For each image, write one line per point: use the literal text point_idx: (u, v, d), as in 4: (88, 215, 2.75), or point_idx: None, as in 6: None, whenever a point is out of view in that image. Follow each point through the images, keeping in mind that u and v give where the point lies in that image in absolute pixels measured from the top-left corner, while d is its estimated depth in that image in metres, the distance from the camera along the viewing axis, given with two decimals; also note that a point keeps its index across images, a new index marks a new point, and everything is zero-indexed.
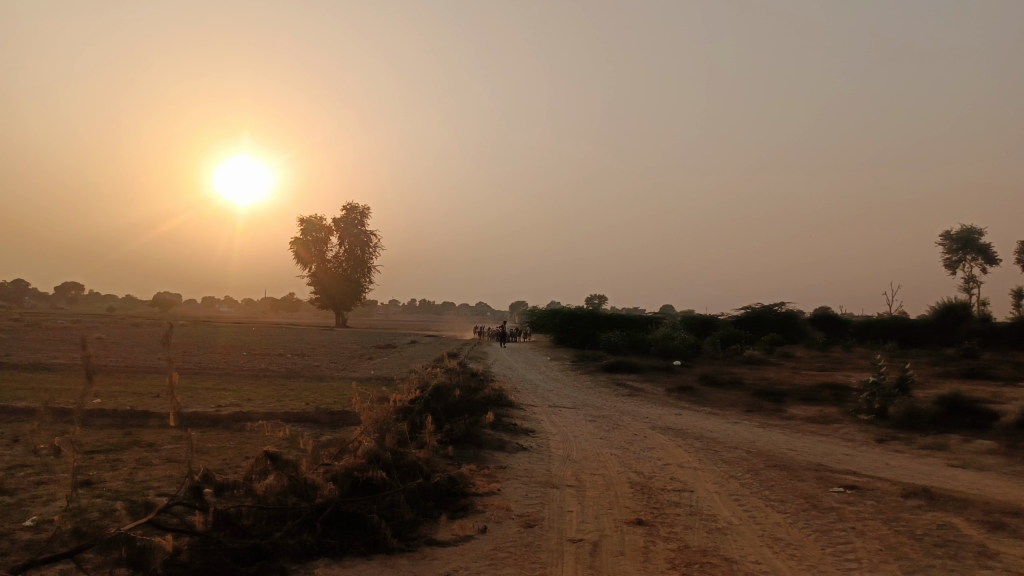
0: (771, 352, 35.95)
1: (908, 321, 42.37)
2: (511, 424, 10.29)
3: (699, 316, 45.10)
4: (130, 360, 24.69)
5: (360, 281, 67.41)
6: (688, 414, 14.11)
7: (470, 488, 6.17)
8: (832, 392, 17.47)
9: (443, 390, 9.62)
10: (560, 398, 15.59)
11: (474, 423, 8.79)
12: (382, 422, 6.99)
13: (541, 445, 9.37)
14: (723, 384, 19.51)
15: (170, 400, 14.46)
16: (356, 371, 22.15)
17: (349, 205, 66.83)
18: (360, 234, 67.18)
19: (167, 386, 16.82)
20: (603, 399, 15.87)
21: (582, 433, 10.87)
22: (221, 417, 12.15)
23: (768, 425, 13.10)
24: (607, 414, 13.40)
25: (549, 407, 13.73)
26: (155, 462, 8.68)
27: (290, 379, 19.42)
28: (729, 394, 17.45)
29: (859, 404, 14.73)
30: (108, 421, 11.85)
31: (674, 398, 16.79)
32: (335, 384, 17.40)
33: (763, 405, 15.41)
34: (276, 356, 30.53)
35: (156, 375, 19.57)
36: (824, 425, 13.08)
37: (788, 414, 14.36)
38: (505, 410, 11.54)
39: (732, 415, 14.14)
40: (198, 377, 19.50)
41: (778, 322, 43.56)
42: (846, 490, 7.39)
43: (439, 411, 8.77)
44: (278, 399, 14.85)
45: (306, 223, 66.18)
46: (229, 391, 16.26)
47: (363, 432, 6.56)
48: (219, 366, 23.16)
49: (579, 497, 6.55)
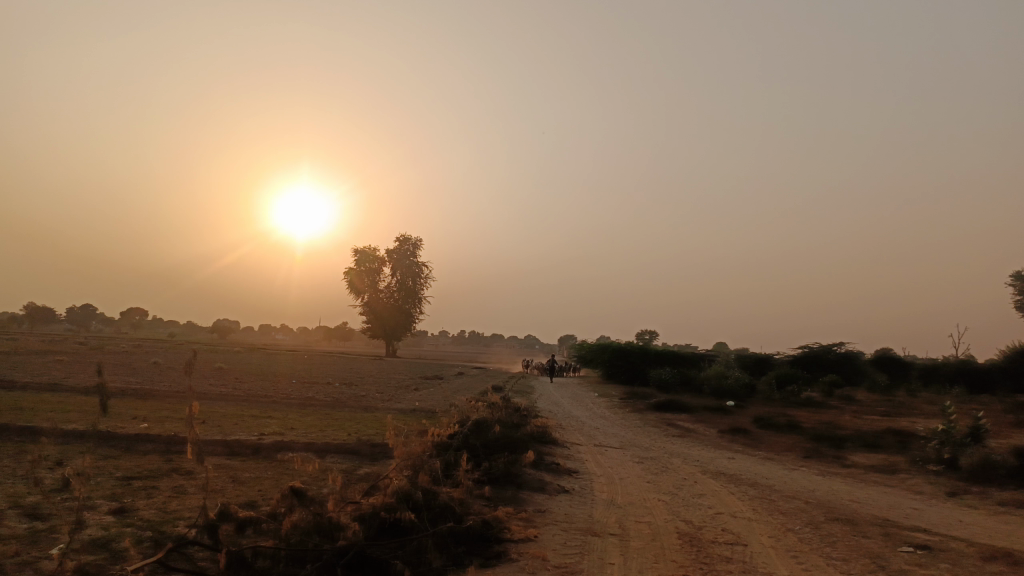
0: (829, 394, 34.56)
1: (976, 364, 40.33)
2: (553, 464, 9.89)
3: (754, 355, 43.80)
4: (181, 386, 25.08)
5: (410, 311, 67.88)
6: (741, 458, 13.44)
7: (504, 534, 5.80)
8: (897, 438, 16.50)
9: (483, 426, 9.31)
10: (606, 437, 15.08)
11: (514, 462, 8.45)
12: (416, 459, 6.71)
13: (585, 487, 8.95)
14: (778, 426, 18.67)
15: (214, 427, 14.50)
16: (401, 402, 22.01)
17: (402, 236, 67.73)
18: (412, 265, 67.88)
19: (213, 413, 16.91)
20: (652, 439, 15.30)
21: (628, 476, 10.38)
22: (260, 446, 12.05)
23: (828, 473, 12.35)
24: (656, 455, 12.85)
25: (594, 446, 13.27)
26: (190, 491, 8.58)
27: (334, 408, 19.37)
28: (785, 438, 16.66)
29: (927, 453, 13.81)
30: (151, 446, 11.88)
31: (726, 440, 16.09)
32: (378, 415, 17.27)
33: (822, 451, 14.61)
34: (323, 385, 30.68)
35: (205, 401, 19.76)
36: (889, 475, 12.26)
37: (850, 461, 13.55)
38: (548, 449, 11.14)
39: (789, 461, 13.42)
40: (245, 403, 19.61)
41: (837, 363, 41.98)
42: (917, 550, 6.76)
43: (477, 448, 8.46)
44: (320, 429, 14.74)
45: (360, 254, 67.29)
46: (273, 419, 16.26)
47: (395, 469, 6.30)
48: (267, 394, 23.32)
49: (621, 547, 6.12)
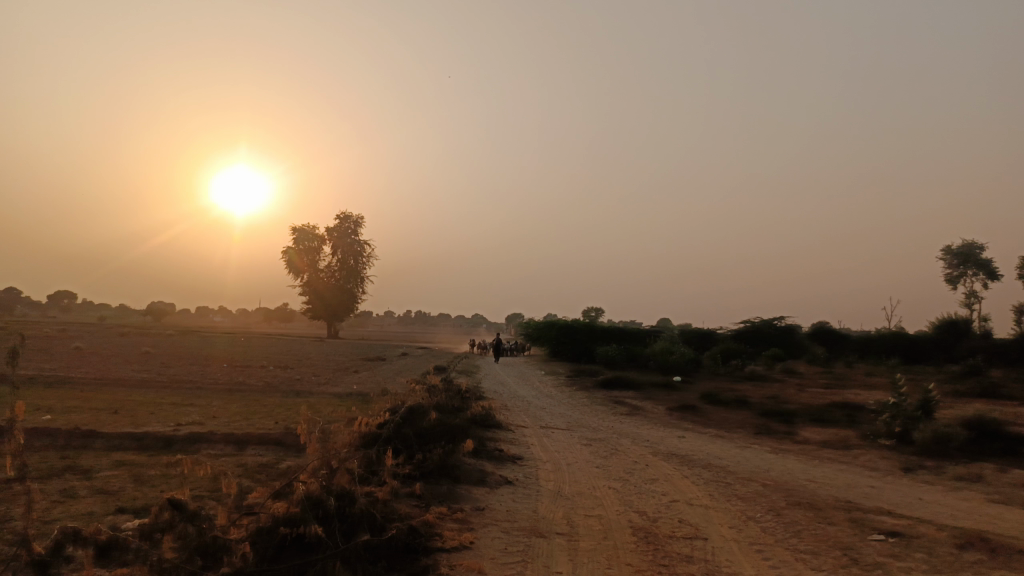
0: (772, 367, 34.85)
1: (909, 336, 41.34)
2: (496, 452, 9.09)
3: (698, 330, 43.94)
4: (99, 372, 23.43)
5: (353, 291, 66.25)
6: (691, 437, 12.95)
7: (435, 542, 4.97)
8: (844, 412, 16.31)
9: (417, 413, 8.44)
10: (552, 418, 14.41)
11: (453, 452, 7.66)
12: (334, 457, 5.83)
13: (530, 476, 8.23)
14: (726, 402, 18.33)
15: (127, 419, 13.27)
16: (338, 385, 20.96)
17: (342, 214, 65.83)
18: (354, 244, 66.07)
19: (129, 402, 15.60)
20: (600, 419, 14.71)
21: (576, 461, 9.68)
22: (174, 439, 10.91)
23: (781, 451, 11.93)
24: (604, 436, 12.23)
25: (541, 428, 12.57)
26: (82, 495, 7.50)
27: (265, 393, 18.22)
28: (734, 414, 16.30)
29: (877, 427, 13.56)
30: (48, 442, 10.64)
31: (676, 418, 15.64)
32: (312, 400, 16.22)
33: (773, 427, 14.28)
34: (258, 368, 29.27)
35: (122, 389, 18.33)
36: (842, 451, 11.91)
37: (802, 438, 13.18)
38: (491, 434, 10.41)
39: (740, 438, 12.97)
40: (167, 390, 18.25)
41: (778, 337, 42.45)
42: (889, 538, 6.23)
43: (410, 437, 7.64)
44: (246, 418, 13.65)
45: (300, 232, 65.04)
46: (195, 407, 15.06)
47: (308, 471, 5.42)
48: (193, 379, 21.94)
49: (569, 550, 5.37)
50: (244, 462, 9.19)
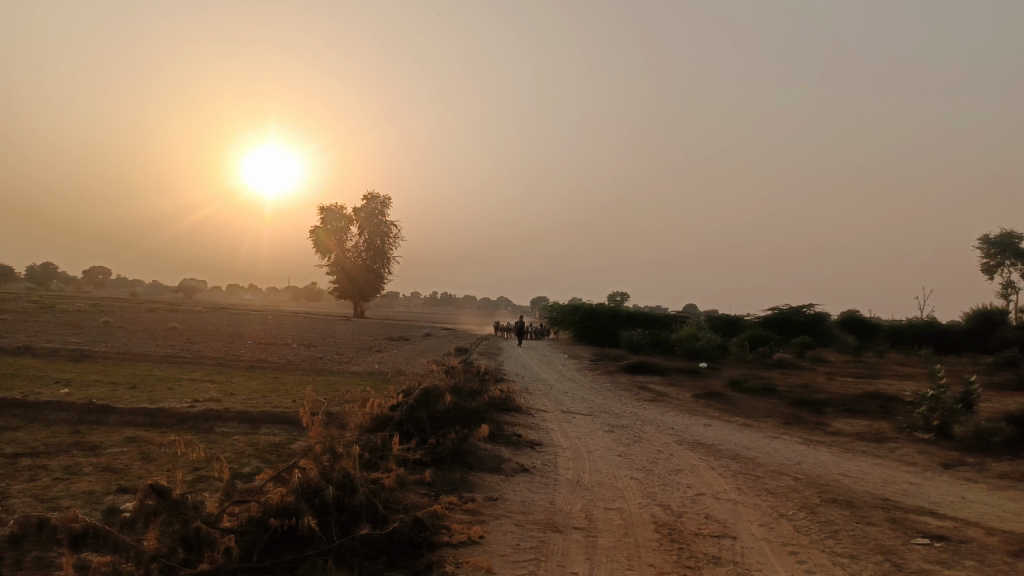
0: (801, 355, 34.08)
1: (943, 325, 40.20)
2: (513, 437, 8.73)
3: (725, 316, 43.17)
4: (124, 347, 23.49)
5: (379, 271, 66.28)
6: (717, 425, 12.49)
7: (442, 536, 4.61)
8: (878, 403, 15.68)
9: (431, 397, 8.10)
10: (574, 402, 14.02)
11: (468, 437, 7.30)
12: (337, 443, 5.51)
13: (548, 464, 7.86)
14: (754, 390, 17.78)
15: (144, 394, 13.13)
16: (358, 364, 20.74)
17: (369, 194, 65.72)
18: (380, 224, 65.95)
19: (148, 377, 15.51)
20: (623, 405, 14.28)
21: (597, 448, 9.28)
22: (186, 416, 10.70)
23: (813, 442, 11.41)
24: (627, 423, 11.81)
25: (561, 413, 12.18)
26: (86, 473, 7.28)
27: (284, 371, 18.06)
28: (763, 402, 15.76)
29: (914, 419, 12.96)
30: (61, 416, 10.49)
31: (701, 405, 15.15)
32: (330, 380, 15.98)
33: (804, 417, 13.74)
34: (282, 346, 29.24)
35: (144, 364, 18.29)
36: (877, 444, 11.36)
37: (834, 429, 12.63)
38: (509, 419, 10.04)
39: (769, 428, 12.46)
40: (187, 366, 18.17)
41: (807, 324, 41.51)
42: (934, 542, 5.75)
43: (424, 421, 7.31)
44: (262, 396, 13.44)
45: (327, 212, 65.02)
46: (213, 384, 14.91)
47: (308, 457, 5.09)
48: (215, 356, 21.86)
49: (586, 547, 4.98)
50: (256, 441, 8.97)
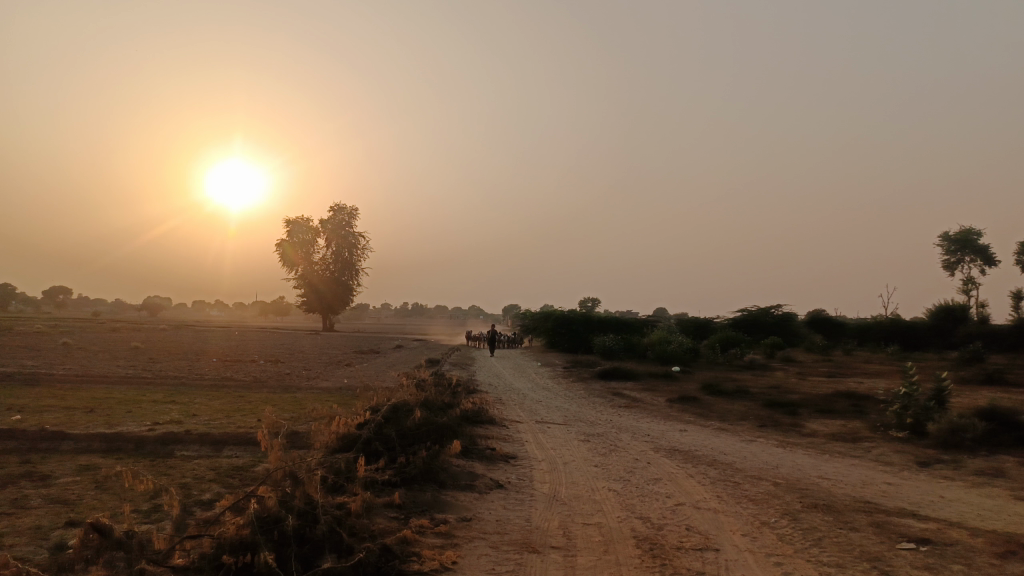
0: (771, 356, 34.31)
1: (907, 322, 40.82)
2: (487, 451, 8.48)
3: (696, 319, 43.36)
4: (83, 368, 22.72)
5: (348, 283, 65.55)
6: (693, 430, 12.35)
7: (412, 563, 4.35)
8: (850, 402, 15.72)
9: (400, 412, 7.82)
10: (548, 412, 13.79)
11: (439, 454, 7.03)
12: (299, 468, 5.22)
13: (523, 478, 7.62)
14: (728, 393, 17.74)
15: (101, 418, 12.61)
16: (328, 379, 20.30)
17: (336, 205, 65.03)
18: (348, 236, 65.27)
19: (107, 400, 14.95)
20: (598, 413, 14.10)
21: (573, 459, 9.05)
22: (145, 440, 10.26)
23: (789, 444, 11.33)
24: (602, 431, 11.61)
25: (535, 423, 11.93)
26: (34, 506, 6.86)
27: (250, 389, 17.57)
28: (737, 405, 15.71)
29: (888, 418, 12.98)
30: (10, 445, 9.98)
31: (676, 410, 15.05)
32: (298, 397, 15.57)
33: (778, 419, 13.69)
34: (248, 362, 28.60)
35: (103, 386, 17.66)
36: (853, 445, 11.31)
37: (809, 430, 12.59)
38: (482, 431, 9.79)
39: (745, 432, 12.37)
40: (149, 387, 17.58)
41: (776, 324, 41.87)
42: (919, 546, 5.62)
43: (393, 438, 7.03)
44: (227, 416, 12.99)
45: (293, 224, 64.24)
46: (176, 405, 14.41)
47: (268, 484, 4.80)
48: (179, 375, 21.24)
49: (565, 568, 4.75)
50: (218, 464, 8.59)
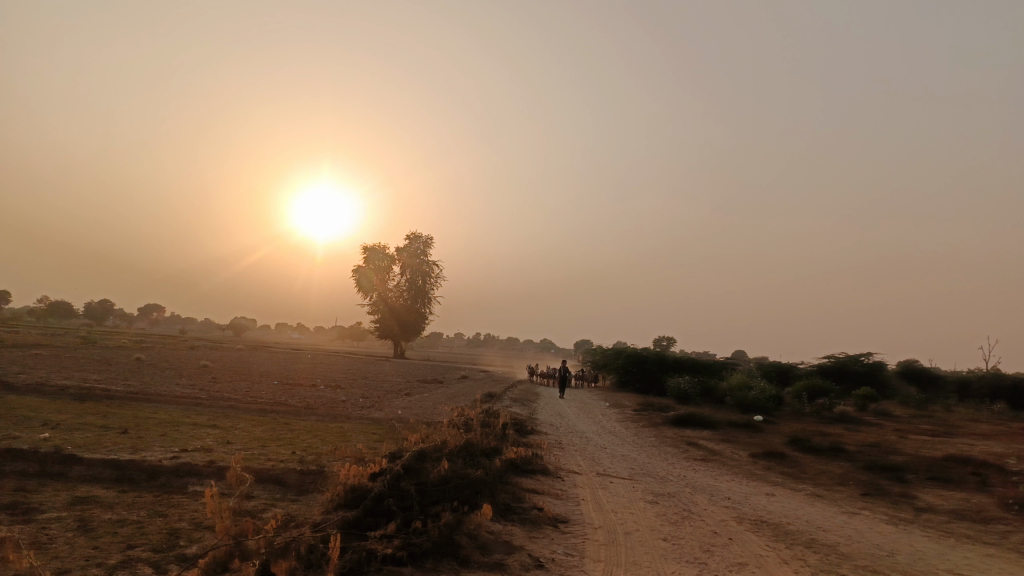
0: (863, 409, 31.47)
1: (1014, 378, 37.01)
2: (532, 513, 7.08)
3: (778, 365, 40.62)
4: (142, 385, 22.47)
5: (421, 312, 65.19)
6: (782, 496, 10.54)
7: None
8: (967, 470, 13.48)
9: (426, 461, 6.54)
10: (613, 461, 12.20)
11: (465, 521, 5.66)
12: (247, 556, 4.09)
13: (573, 553, 6.13)
14: (819, 449, 15.66)
15: (131, 440, 11.84)
16: (381, 410, 19.22)
17: (412, 233, 65.30)
18: (423, 264, 65.20)
19: (147, 420, 14.25)
20: (670, 466, 12.39)
21: (637, 528, 7.49)
22: (160, 470, 9.30)
23: (902, 522, 9.41)
24: (673, 491, 9.95)
25: (595, 476, 10.39)
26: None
27: (296, 417, 16.65)
28: (830, 466, 13.75)
29: (1022, 494, 10.81)
30: (17, 468, 9.17)
31: (760, 467, 13.21)
32: (344, 428, 14.51)
33: (882, 487, 11.72)
34: (309, 387, 27.97)
35: (152, 405, 17.12)
36: (983, 527, 9.28)
37: (922, 503, 10.59)
38: (529, 485, 8.37)
39: (845, 501, 10.49)
40: (196, 408, 16.88)
41: (867, 374, 38.70)
42: None
43: (410, 496, 5.75)
44: (261, 446, 11.97)
45: (370, 251, 64.94)
46: (214, 430, 13.59)
47: None
48: (231, 397, 20.58)
49: None
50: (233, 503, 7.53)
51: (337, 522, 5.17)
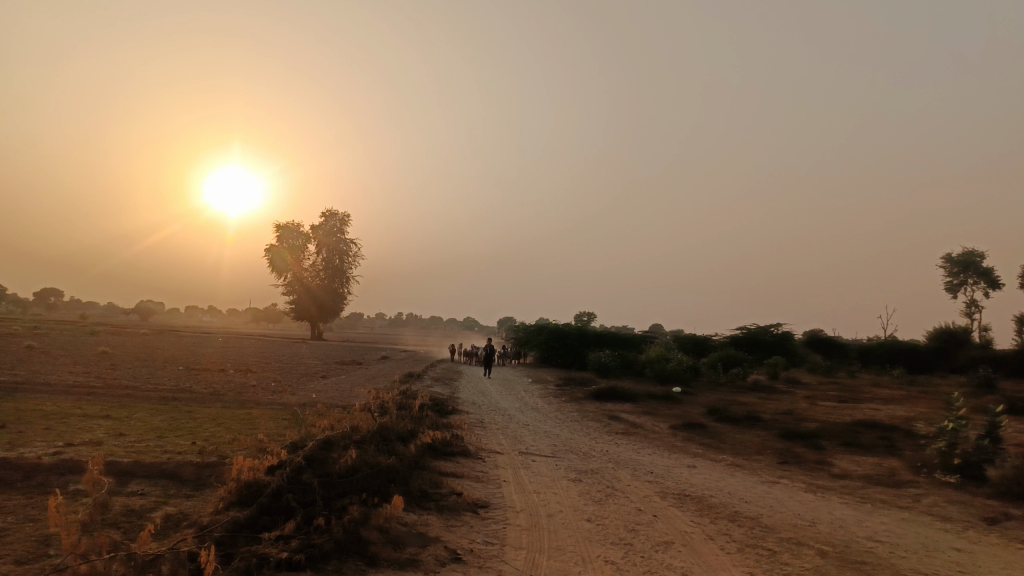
0: (774, 377, 32.50)
1: (910, 344, 39.07)
2: (449, 499, 6.66)
3: (694, 336, 41.57)
4: (31, 375, 20.80)
5: (339, 291, 63.54)
6: (704, 467, 10.48)
7: None
8: (876, 435, 13.87)
9: (331, 450, 6.02)
10: (535, 439, 11.92)
11: (372, 516, 5.17)
12: None
13: (492, 541, 5.74)
14: (737, 419, 15.88)
15: (8, 436, 10.72)
16: (294, 394, 18.36)
17: (328, 210, 63.37)
18: (340, 242, 63.43)
19: (31, 413, 13.04)
20: (592, 441, 12.21)
21: (560, 509, 7.18)
22: (38, 468, 8.39)
23: (820, 489, 9.47)
24: (597, 467, 9.72)
25: (516, 455, 10.05)
26: None
27: (201, 404, 15.65)
28: (748, 435, 13.91)
29: (930, 457, 11.12)
30: None
31: (681, 439, 13.21)
32: (252, 415, 13.67)
33: (798, 454, 11.89)
34: (219, 372, 26.65)
35: (39, 396, 15.74)
36: (895, 491, 9.45)
37: (837, 469, 10.76)
38: (447, 469, 7.95)
39: (764, 470, 10.54)
40: (90, 398, 15.64)
41: (777, 344, 40.07)
42: None
43: (312, 491, 5.22)
44: (158, 437, 11.09)
45: (284, 229, 62.69)
46: (107, 421, 12.54)
47: None
48: (131, 385, 19.25)
49: None
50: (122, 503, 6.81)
51: (227, 524, 4.62)
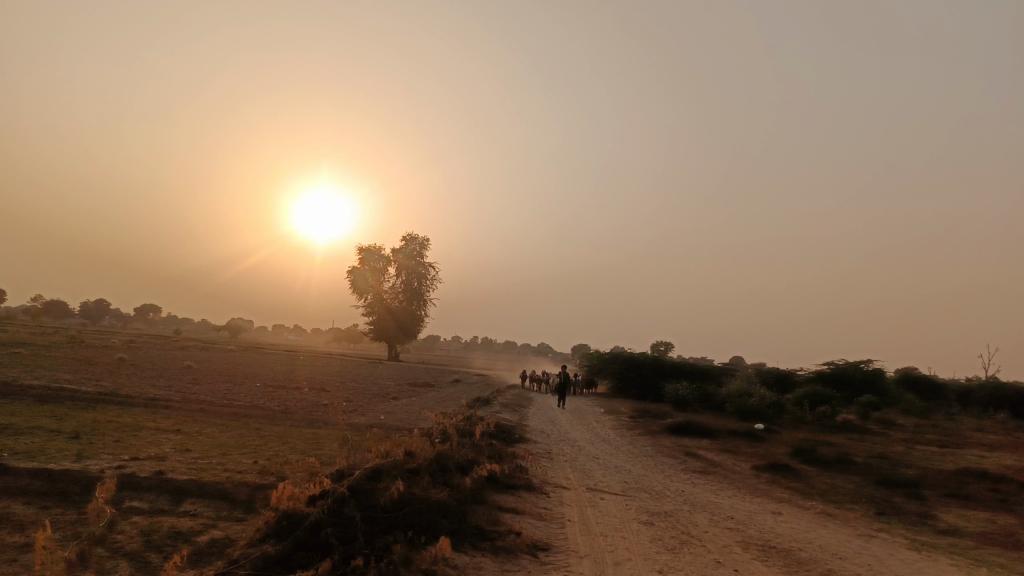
0: (865, 417, 30.50)
1: (1016, 387, 36.09)
2: (506, 539, 6.11)
3: (777, 371, 39.67)
4: (116, 387, 21.38)
5: (416, 314, 64.19)
6: (792, 516, 9.54)
7: None
8: (986, 486, 12.50)
9: (377, 481, 5.59)
10: (605, 474, 11.21)
11: (414, 559, 4.67)
12: None
13: None
14: (826, 462, 14.69)
15: (79, 447, 10.83)
16: (362, 415, 18.19)
17: (407, 235, 64.38)
18: (419, 266, 64.24)
19: (105, 424, 13.22)
20: (666, 480, 11.39)
21: (629, 556, 6.50)
22: (97, 482, 8.29)
23: (925, 547, 8.44)
24: (671, 510, 8.95)
25: (583, 491, 9.39)
26: None
27: (269, 421, 15.63)
28: (839, 480, 12.78)
29: None
30: None
31: (764, 481, 12.24)
32: (317, 435, 13.47)
33: (895, 504, 10.77)
34: (294, 390, 26.91)
35: (119, 408, 16.09)
36: (1014, 554, 8.31)
37: (943, 525, 9.64)
38: (505, 505, 7.39)
39: (859, 522, 9.51)
40: (164, 412, 15.84)
41: (868, 382, 37.75)
42: None
43: (351, 528, 4.77)
44: (220, 454, 10.96)
45: (365, 252, 63.99)
46: (175, 435, 12.58)
47: None
48: (206, 400, 19.50)
49: None
50: (166, 526, 6.54)
51: (255, 561, 4.21)
